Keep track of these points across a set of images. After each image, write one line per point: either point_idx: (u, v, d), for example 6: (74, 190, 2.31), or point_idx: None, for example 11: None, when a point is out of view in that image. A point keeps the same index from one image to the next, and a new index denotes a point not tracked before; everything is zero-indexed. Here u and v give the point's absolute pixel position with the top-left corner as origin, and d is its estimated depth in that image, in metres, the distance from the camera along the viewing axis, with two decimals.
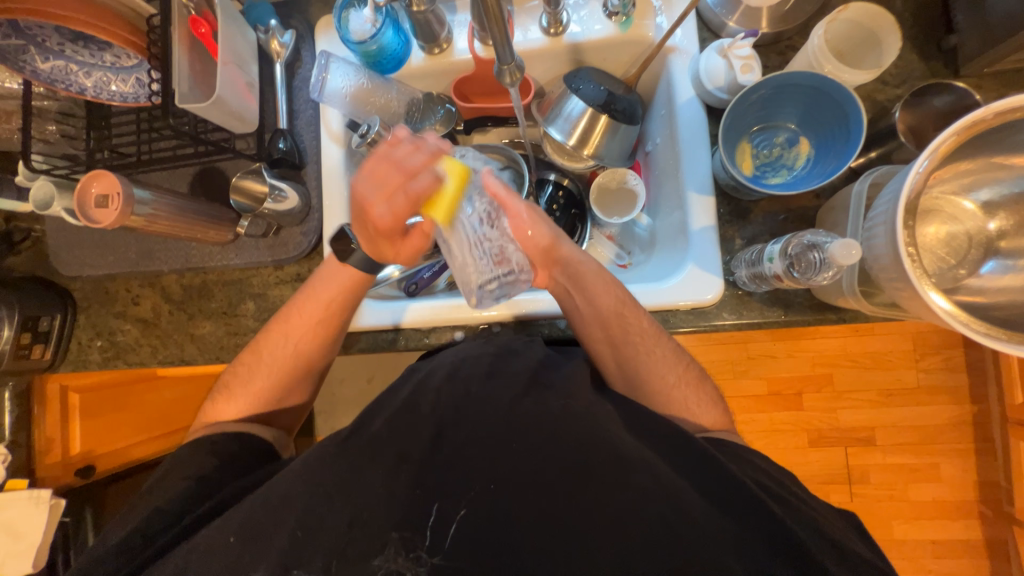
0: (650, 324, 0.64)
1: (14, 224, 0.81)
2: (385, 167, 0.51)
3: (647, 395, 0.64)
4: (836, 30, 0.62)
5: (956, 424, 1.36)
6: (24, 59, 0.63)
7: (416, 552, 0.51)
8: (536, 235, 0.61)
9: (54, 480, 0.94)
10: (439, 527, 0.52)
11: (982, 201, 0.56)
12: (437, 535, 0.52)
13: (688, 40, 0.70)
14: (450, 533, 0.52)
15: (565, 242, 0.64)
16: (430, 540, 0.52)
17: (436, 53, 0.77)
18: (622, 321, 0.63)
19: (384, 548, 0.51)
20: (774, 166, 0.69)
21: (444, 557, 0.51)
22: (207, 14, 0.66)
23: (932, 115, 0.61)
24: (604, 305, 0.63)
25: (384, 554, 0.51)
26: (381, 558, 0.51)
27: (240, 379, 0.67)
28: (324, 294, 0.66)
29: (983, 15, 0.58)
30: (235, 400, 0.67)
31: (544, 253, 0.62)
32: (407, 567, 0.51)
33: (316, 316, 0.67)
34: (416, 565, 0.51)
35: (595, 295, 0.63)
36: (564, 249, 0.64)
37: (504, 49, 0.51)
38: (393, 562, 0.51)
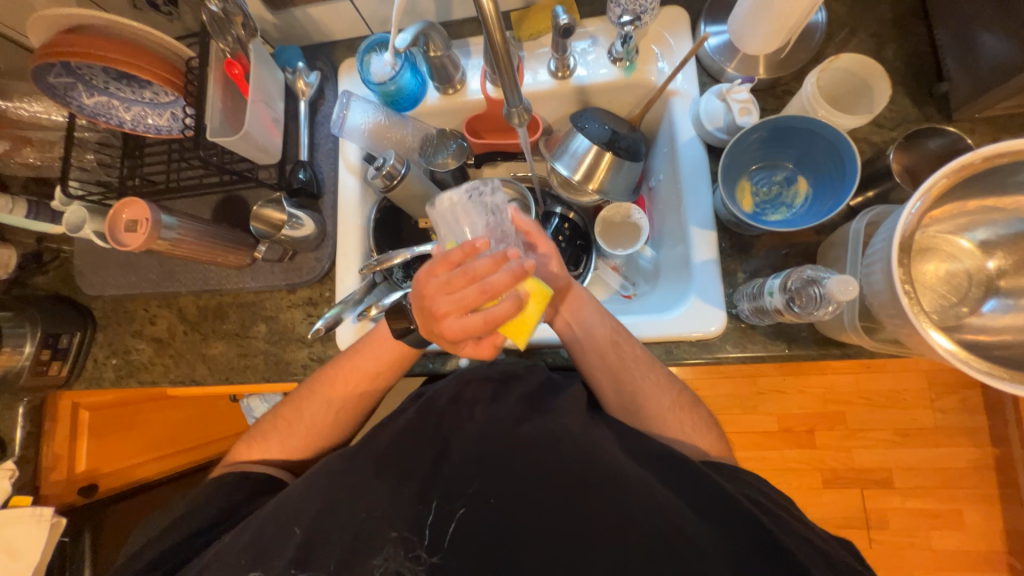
0: (643, 350, 0.64)
1: (47, 244, 0.86)
2: (461, 281, 0.48)
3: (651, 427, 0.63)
4: (829, 78, 0.66)
5: (978, 468, 1.31)
6: (71, 95, 0.69)
7: (416, 552, 0.53)
8: (552, 275, 0.63)
9: (57, 498, 0.94)
10: (439, 526, 0.54)
11: (979, 240, 0.57)
12: (436, 535, 0.54)
13: (688, 84, 0.73)
14: (449, 531, 0.54)
15: (577, 286, 0.65)
16: (429, 540, 0.54)
17: (450, 93, 0.82)
18: (617, 349, 0.63)
19: (383, 548, 0.53)
20: (773, 203, 0.71)
21: (443, 557, 0.53)
22: (241, 56, 0.71)
23: (927, 157, 0.63)
24: (598, 333, 0.64)
25: (383, 554, 0.53)
26: (380, 558, 0.53)
27: (271, 432, 0.67)
28: (366, 364, 0.65)
29: (972, 65, 0.61)
30: (272, 446, 0.66)
31: (555, 294, 0.64)
32: (407, 567, 0.53)
33: (357, 385, 0.66)
34: (415, 564, 0.53)
35: (588, 324, 0.64)
36: (576, 292, 0.66)
37: (513, 94, 0.55)
38: (393, 561, 0.53)
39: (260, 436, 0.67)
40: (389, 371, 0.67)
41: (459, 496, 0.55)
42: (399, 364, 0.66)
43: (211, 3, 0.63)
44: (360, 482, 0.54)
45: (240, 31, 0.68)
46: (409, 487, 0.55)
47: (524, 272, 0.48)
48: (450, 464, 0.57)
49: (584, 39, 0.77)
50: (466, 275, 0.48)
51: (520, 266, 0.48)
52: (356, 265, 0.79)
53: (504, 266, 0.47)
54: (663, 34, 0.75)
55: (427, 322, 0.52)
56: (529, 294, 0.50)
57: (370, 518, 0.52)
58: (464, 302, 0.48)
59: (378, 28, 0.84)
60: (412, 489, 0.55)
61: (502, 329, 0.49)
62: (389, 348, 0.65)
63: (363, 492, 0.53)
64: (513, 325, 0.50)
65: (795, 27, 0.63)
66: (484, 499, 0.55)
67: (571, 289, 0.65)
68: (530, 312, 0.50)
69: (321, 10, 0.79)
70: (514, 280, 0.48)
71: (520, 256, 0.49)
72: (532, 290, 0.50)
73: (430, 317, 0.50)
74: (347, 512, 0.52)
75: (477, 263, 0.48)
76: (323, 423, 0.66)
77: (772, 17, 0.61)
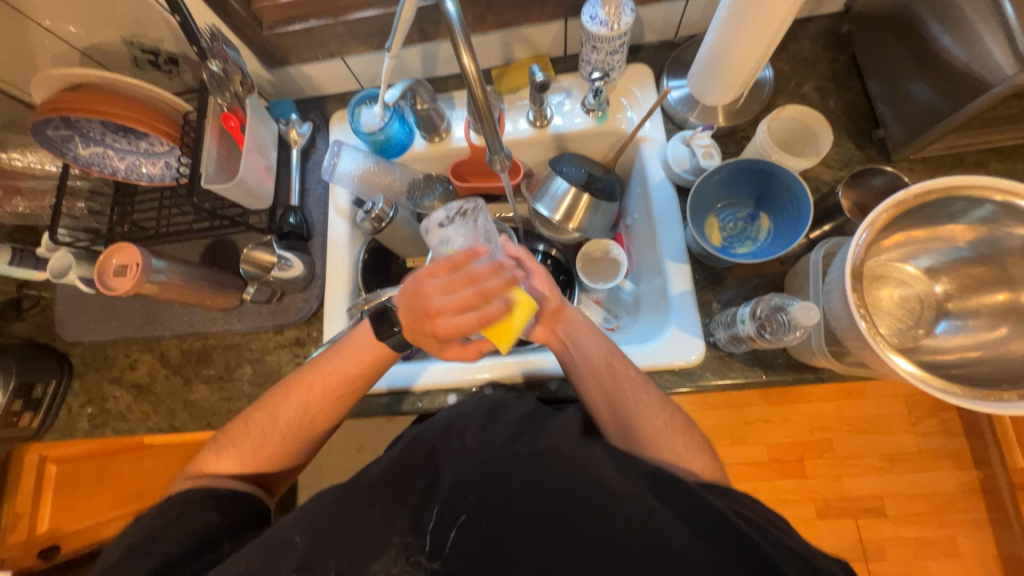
0: (639, 374, 0.66)
1: (27, 291, 0.85)
2: (460, 281, 0.56)
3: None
4: (779, 125, 0.73)
5: (965, 491, 1.32)
6: (67, 146, 0.71)
7: (416, 557, 0.52)
8: (547, 296, 0.67)
9: (12, 561, 0.91)
10: (439, 531, 0.53)
11: (924, 267, 0.63)
12: (437, 538, 0.53)
13: (656, 131, 0.80)
14: (449, 538, 0.53)
15: (570, 307, 0.68)
16: (431, 544, 0.53)
17: (436, 140, 0.87)
18: (613, 371, 0.65)
19: (383, 553, 0.51)
20: (740, 238, 0.77)
21: (444, 562, 0.52)
22: (238, 110, 0.75)
23: (873, 192, 0.70)
24: (596, 355, 0.65)
25: (384, 559, 0.51)
26: (380, 563, 0.51)
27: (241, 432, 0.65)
28: (347, 365, 0.66)
29: (903, 114, 0.69)
30: (234, 458, 0.64)
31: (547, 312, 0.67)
32: (407, 574, 0.51)
33: (337, 384, 0.66)
34: (415, 570, 0.51)
35: (587, 346, 0.66)
36: (569, 313, 0.68)
37: (494, 142, 0.61)
38: (393, 566, 0.51)
39: (220, 445, 0.66)
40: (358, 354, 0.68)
41: (460, 503, 0.54)
42: (377, 365, 0.66)
43: (212, 63, 0.67)
44: (348, 518, 0.53)
45: (238, 88, 0.73)
46: (403, 515, 0.53)
47: (514, 280, 0.56)
48: (443, 493, 0.55)
49: (559, 93, 0.84)
50: (464, 285, 0.56)
51: (515, 277, 0.57)
52: (345, 305, 0.80)
53: (500, 273, 0.56)
54: (631, 88, 0.82)
55: (417, 319, 0.58)
56: (517, 302, 0.55)
57: (356, 556, 0.50)
58: (461, 322, 0.54)
59: (368, 83, 0.91)
60: (405, 517, 0.53)
61: (488, 331, 0.54)
62: (369, 348, 0.65)
63: (350, 529, 0.52)
64: (497, 328, 0.54)
65: (746, 82, 0.70)
66: (478, 518, 0.53)
67: (564, 309, 0.68)
68: (516, 320, 0.54)
69: (314, 67, 0.85)
70: (509, 297, 0.55)
71: (516, 275, 0.58)
72: (519, 298, 0.55)
73: (424, 315, 0.57)
74: (332, 551, 0.51)
75: (483, 271, 0.56)
76: (296, 421, 0.65)
77: (725, 72, 0.68)
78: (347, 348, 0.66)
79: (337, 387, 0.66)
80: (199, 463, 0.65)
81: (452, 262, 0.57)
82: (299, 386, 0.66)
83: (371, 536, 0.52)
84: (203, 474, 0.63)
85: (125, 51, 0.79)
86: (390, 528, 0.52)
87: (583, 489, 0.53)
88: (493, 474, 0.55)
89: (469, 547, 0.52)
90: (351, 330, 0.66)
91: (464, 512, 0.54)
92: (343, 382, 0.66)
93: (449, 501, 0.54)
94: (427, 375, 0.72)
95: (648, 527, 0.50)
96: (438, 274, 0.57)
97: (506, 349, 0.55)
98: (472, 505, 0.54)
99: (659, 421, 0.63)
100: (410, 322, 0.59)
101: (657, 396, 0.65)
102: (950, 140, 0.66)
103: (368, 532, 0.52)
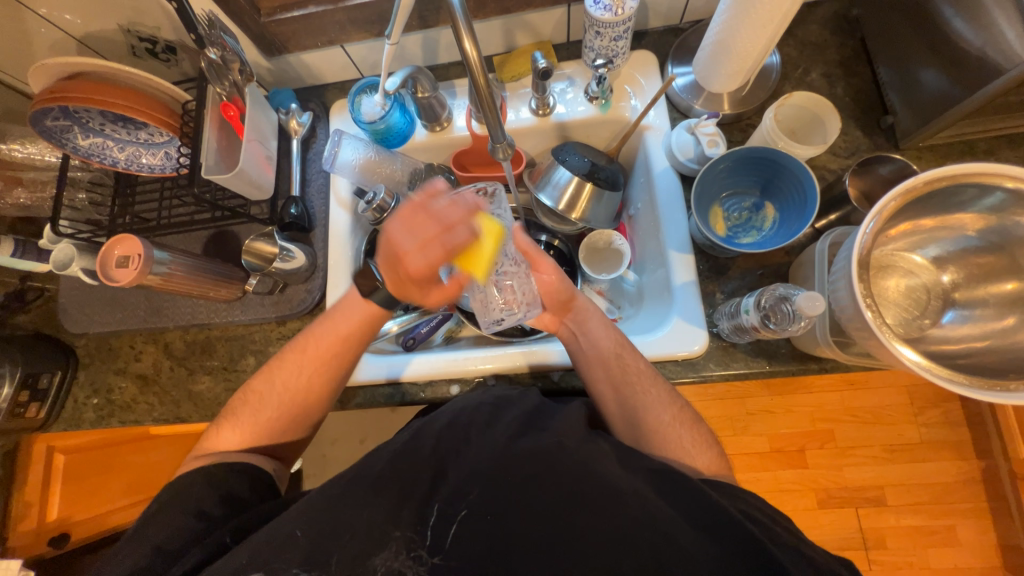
0: (645, 364, 0.66)
1: (29, 283, 0.85)
2: (422, 217, 0.54)
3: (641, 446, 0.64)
4: (786, 112, 0.71)
5: (966, 481, 1.32)
6: (66, 137, 0.71)
7: (416, 552, 0.51)
8: (559, 287, 0.68)
9: (24, 549, 0.91)
10: (440, 525, 0.53)
11: (931, 256, 0.62)
12: (437, 534, 0.52)
13: (660, 119, 0.79)
14: (450, 533, 0.52)
15: (581, 296, 0.70)
16: (431, 538, 0.52)
17: (437, 130, 0.86)
18: (620, 360, 0.65)
19: (385, 546, 0.51)
20: (745, 227, 0.76)
21: (444, 558, 0.51)
22: (236, 99, 0.75)
23: (881, 181, 0.69)
24: (603, 344, 0.66)
25: (386, 551, 0.51)
26: (381, 557, 0.51)
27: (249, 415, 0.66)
28: (339, 328, 0.67)
29: (912, 100, 0.68)
30: (238, 429, 0.66)
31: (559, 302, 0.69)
32: (408, 567, 0.51)
33: (330, 350, 0.67)
34: (416, 564, 0.51)
35: (597, 335, 0.67)
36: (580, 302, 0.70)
37: (497, 131, 0.60)
38: (394, 560, 0.51)
39: (226, 417, 0.67)
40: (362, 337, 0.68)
41: (461, 498, 0.54)
42: (368, 326, 0.67)
43: (211, 50, 0.68)
44: (354, 508, 0.53)
45: (237, 76, 0.73)
46: (407, 507, 0.53)
47: (477, 208, 0.55)
48: (447, 483, 0.55)
49: (562, 81, 0.83)
50: (429, 225, 0.54)
51: (477, 204, 0.57)
52: (347, 296, 0.80)
53: (458, 203, 0.55)
54: (635, 75, 0.81)
55: (395, 266, 0.58)
56: (483, 229, 0.54)
57: (360, 545, 0.51)
58: (431, 260, 0.54)
59: (368, 72, 0.89)
60: (410, 509, 0.53)
61: (458, 258, 0.54)
62: (357, 308, 0.66)
63: (354, 518, 0.52)
64: (470, 256, 0.54)
65: (753, 68, 0.69)
66: (480, 514, 0.53)
67: (574, 299, 0.69)
68: (486, 247, 0.54)
69: (313, 55, 0.83)
70: (474, 224, 0.54)
71: (479, 200, 0.58)
72: (486, 225, 0.54)
73: (398, 261, 0.56)
74: (338, 539, 0.51)
75: (439, 202, 0.55)
76: (294, 388, 0.67)
77: (731, 58, 0.67)
78: (340, 311, 0.67)
79: (331, 352, 0.67)
80: (207, 441, 0.66)
81: (424, 210, 0.54)
82: (295, 352, 0.68)
83: (376, 525, 0.52)
84: (208, 446, 0.65)
85: (122, 40, 0.78)
86: (394, 519, 0.52)
87: (587, 479, 0.53)
88: (497, 463, 0.55)
89: (470, 539, 0.52)
90: (350, 309, 0.67)
91: (467, 499, 0.54)
92: (334, 345, 0.67)
93: (451, 496, 0.54)
94: (430, 366, 0.72)
95: (652, 516, 0.50)
96: (403, 218, 0.54)
97: (481, 275, 0.55)
98: (473, 502, 0.53)
99: (662, 412, 0.63)
100: (389, 271, 0.59)
101: (663, 388, 0.65)
102: (960, 127, 0.65)
103: (372, 521, 0.52)
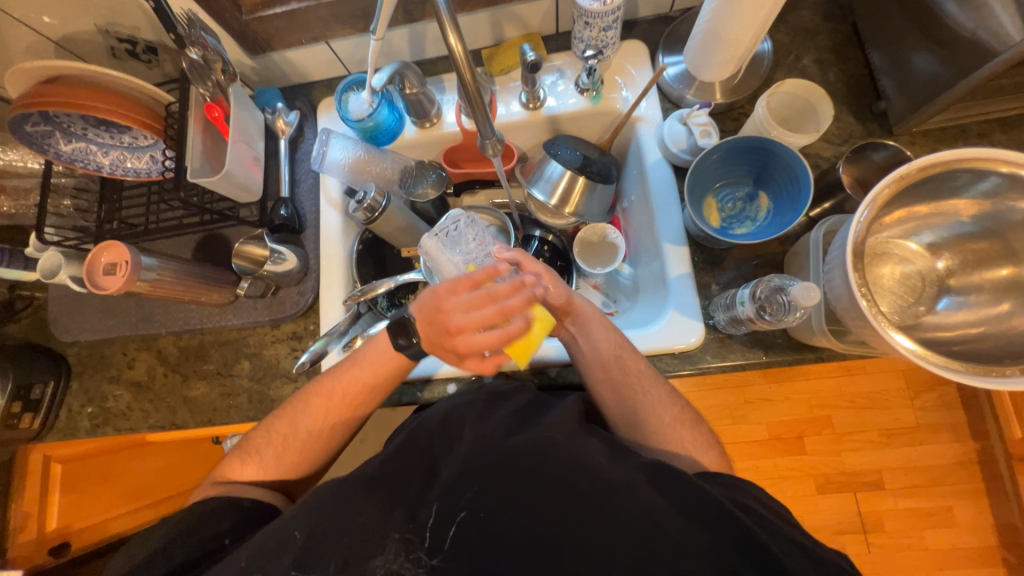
0: (647, 366, 0.65)
1: (19, 291, 0.84)
2: (482, 298, 0.54)
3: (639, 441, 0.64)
4: (778, 100, 0.71)
5: (962, 463, 1.34)
6: (48, 142, 0.69)
7: (416, 554, 0.51)
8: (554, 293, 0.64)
9: (25, 560, 0.91)
10: (440, 526, 0.53)
11: (926, 243, 0.62)
12: (437, 535, 0.52)
13: (651, 110, 0.78)
14: (450, 533, 0.52)
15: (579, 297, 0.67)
16: (430, 542, 0.52)
17: (427, 126, 0.85)
18: (621, 363, 0.64)
19: (384, 549, 0.51)
20: (739, 218, 0.75)
21: (443, 559, 0.52)
22: (222, 100, 0.72)
23: (874, 168, 0.68)
24: (605, 347, 0.64)
25: (384, 555, 0.51)
26: (380, 559, 0.51)
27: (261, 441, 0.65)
28: (369, 368, 0.65)
29: (905, 85, 0.67)
30: (262, 463, 0.65)
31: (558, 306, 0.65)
32: (407, 568, 0.51)
33: (356, 388, 0.65)
34: (415, 567, 0.51)
35: (599, 338, 0.65)
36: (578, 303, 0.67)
37: (486, 127, 0.59)
38: (393, 562, 0.51)
39: (246, 450, 0.66)
40: (373, 358, 0.66)
41: (459, 499, 0.54)
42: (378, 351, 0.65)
43: (190, 50, 0.65)
44: (351, 511, 0.53)
45: (221, 76, 0.71)
46: (401, 507, 0.54)
47: (535, 297, 0.54)
48: (446, 483, 0.55)
49: (552, 73, 0.82)
50: (487, 303, 0.54)
51: (535, 291, 0.55)
52: (341, 296, 0.79)
53: (519, 290, 0.54)
54: (626, 66, 0.80)
55: (433, 326, 0.57)
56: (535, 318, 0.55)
57: (358, 546, 0.51)
58: (471, 320, 0.54)
59: (355, 68, 0.88)
60: (402, 509, 0.53)
61: (508, 346, 0.55)
62: (362, 329, 0.65)
63: (351, 521, 0.52)
64: (518, 345, 0.55)
65: (744, 56, 0.68)
66: (473, 513, 0.53)
67: (572, 302, 0.66)
68: (535, 335, 0.55)
69: (298, 53, 0.82)
70: (528, 314, 0.55)
71: (534, 283, 0.56)
72: (537, 314, 0.55)
73: (439, 321, 0.56)
74: (334, 541, 0.51)
75: (502, 288, 0.54)
76: (315, 431, 0.65)
77: (721, 47, 0.66)
78: (374, 348, 0.65)
79: (355, 391, 0.65)
80: (224, 470, 0.66)
81: (473, 278, 0.55)
82: (322, 392, 0.66)
83: (372, 527, 0.52)
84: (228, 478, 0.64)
85: (100, 41, 0.76)
86: (387, 522, 0.52)
87: (582, 474, 0.53)
88: (494, 463, 0.55)
89: (468, 537, 0.52)
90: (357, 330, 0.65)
91: (466, 498, 0.53)
92: (364, 386, 0.65)
93: (448, 494, 0.54)
94: (426, 365, 0.72)
95: (648, 510, 0.50)
96: (458, 290, 0.55)
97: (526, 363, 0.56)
98: (470, 502, 0.53)
99: (665, 414, 0.63)
100: (426, 327, 0.57)
101: (665, 387, 0.65)
102: (953, 112, 0.65)
103: (369, 522, 0.52)
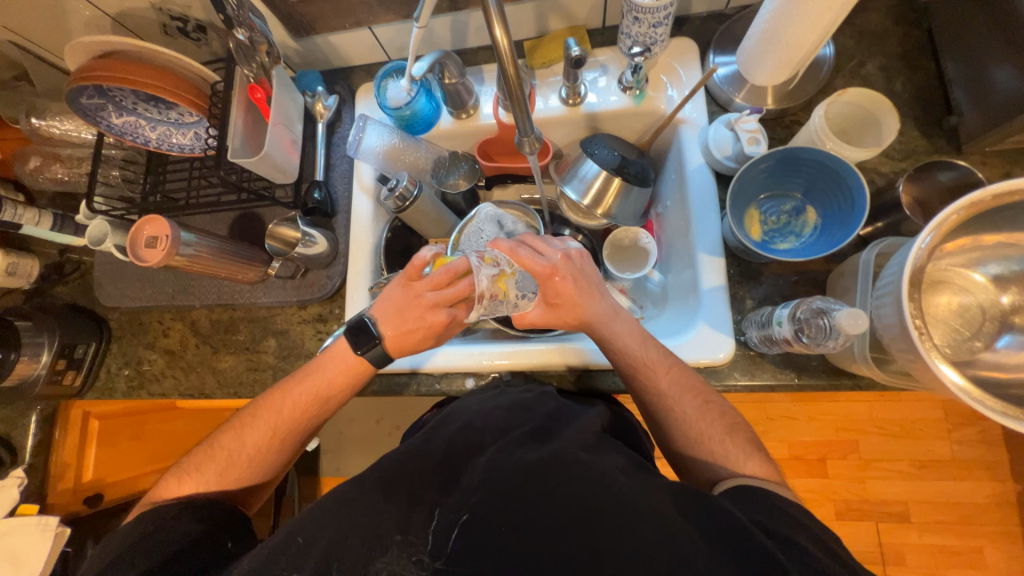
0: (666, 388, 0.61)
1: (68, 255, 0.89)
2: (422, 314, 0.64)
3: (671, 457, 0.63)
4: (837, 110, 0.66)
5: (998, 503, 1.26)
6: (100, 115, 0.72)
7: (418, 556, 0.50)
8: (586, 305, 0.63)
9: (62, 507, 0.94)
10: (440, 535, 0.52)
11: (992, 275, 0.57)
12: (437, 540, 0.51)
13: (697, 112, 0.74)
14: (451, 540, 0.51)
15: (617, 321, 0.63)
16: (432, 544, 0.51)
17: (463, 117, 0.83)
18: (638, 381, 0.63)
19: (387, 550, 0.50)
20: (782, 232, 0.72)
21: (445, 563, 0.50)
22: (264, 81, 0.74)
23: (938, 189, 0.64)
24: (621, 364, 0.64)
25: (387, 556, 0.50)
26: (382, 561, 0.50)
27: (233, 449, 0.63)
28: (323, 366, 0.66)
29: (981, 101, 0.62)
30: (211, 471, 0.62)
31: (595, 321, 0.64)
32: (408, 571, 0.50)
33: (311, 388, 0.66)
34: (417, 570, 0.50)
35: (621, 353, 0.63)
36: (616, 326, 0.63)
37: (525, 123, 0.58)
38: (394, 564, 0.50)
39: (204, 457, 0.63)
40: (344, 378, 0.66)
41: (463, 502, 0.53)
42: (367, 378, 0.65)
43: (238, 32, 0.66)
44: (364, 505, 0.53)
45: (264, 58, 0.71)
46: (414, 503, 0.53)
47: (566, 252, 0.63)
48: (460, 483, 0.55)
49: (595, 69, 0.79)
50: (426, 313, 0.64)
51: (522, 237, 0.65)
52: (367, 283, 0.80)
53: (552, 249, 0.63)
54: (673, 64, 0.76)
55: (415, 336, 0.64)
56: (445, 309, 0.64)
57: (365, 538, 0.51)
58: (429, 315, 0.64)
59: (396, 54, 0.87)
60: (420, 507, 0.53)
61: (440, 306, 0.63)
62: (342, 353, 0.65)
63: (363, 513, 0.52)
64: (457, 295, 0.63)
65: (803, 59, 0.64)
66: (488, 522, 0.51)
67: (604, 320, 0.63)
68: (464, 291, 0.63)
69: (341, 37, 0.82)
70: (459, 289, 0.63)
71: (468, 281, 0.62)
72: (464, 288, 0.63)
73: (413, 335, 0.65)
74: (348, 534, 0.51)
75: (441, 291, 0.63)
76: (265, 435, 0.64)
77: (779, 49, 0.62)
78: (329, 357, 0.66)
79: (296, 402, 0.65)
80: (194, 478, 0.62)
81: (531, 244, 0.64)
82: (266, 408, 0.65)
83: (384, 521, 0.52)
84: (161, 497, 0.60)
85: (153, 18, 0.78)
86: (399, 521, 0.52)
87: (603, 494, 0.51)
88: (508, 470, 0.54)
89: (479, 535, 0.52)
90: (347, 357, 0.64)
91: (468, 500, 0.53)
92: (313, 393, 0.66)
93: (460, 500, 0.54)
94: (447, 358, 0.73)
95: (670, 537, 0.47)
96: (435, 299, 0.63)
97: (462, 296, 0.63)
98: (475, 506, 0.52)
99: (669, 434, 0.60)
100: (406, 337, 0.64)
101: (714, 405, 0.61)
102: None
103: (381, 517, 0.52)
